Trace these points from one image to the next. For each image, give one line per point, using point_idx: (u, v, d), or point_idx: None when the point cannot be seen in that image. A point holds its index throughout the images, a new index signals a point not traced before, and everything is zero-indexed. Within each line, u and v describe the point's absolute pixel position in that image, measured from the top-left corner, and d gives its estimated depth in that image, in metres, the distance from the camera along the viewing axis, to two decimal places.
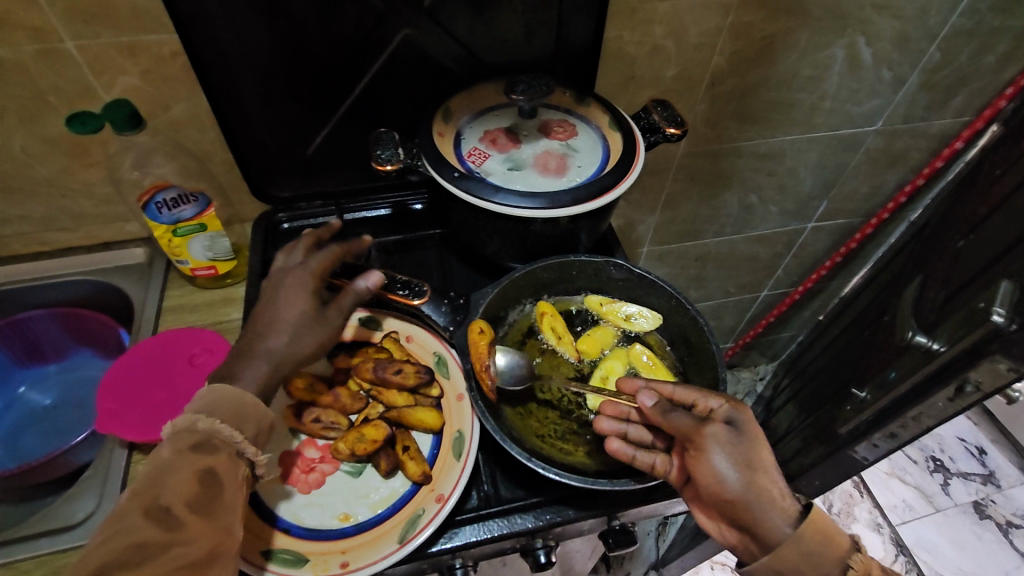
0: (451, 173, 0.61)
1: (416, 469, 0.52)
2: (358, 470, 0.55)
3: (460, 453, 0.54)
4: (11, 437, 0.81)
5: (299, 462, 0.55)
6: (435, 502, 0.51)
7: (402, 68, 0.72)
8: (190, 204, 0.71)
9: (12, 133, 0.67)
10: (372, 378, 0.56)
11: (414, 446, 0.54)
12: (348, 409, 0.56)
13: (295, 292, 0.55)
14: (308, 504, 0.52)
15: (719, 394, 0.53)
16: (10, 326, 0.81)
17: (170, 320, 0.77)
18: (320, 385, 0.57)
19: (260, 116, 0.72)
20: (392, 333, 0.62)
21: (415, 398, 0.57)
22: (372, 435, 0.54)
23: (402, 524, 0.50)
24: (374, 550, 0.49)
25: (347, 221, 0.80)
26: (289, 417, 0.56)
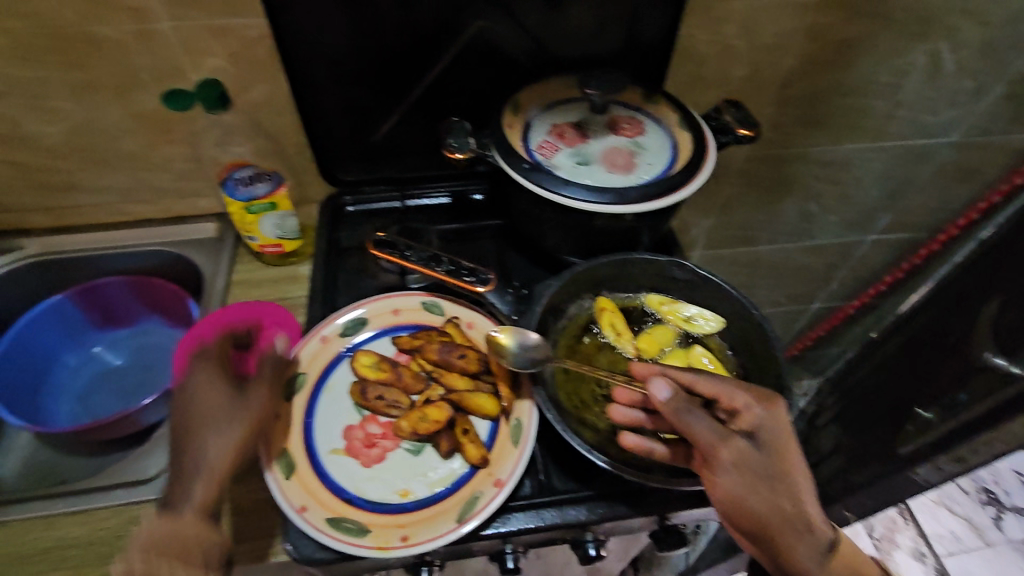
0: (521, 165, 0.62)
1: (475, 452, 0.54)
2: (418, 449, 0.56)
3: (518, 440, 0.55)
4: (85, 395, 0.87)
5: (362, 437, 0.57)
6: (493, 485, 0.52)
7: (473, 60, 0.73)
8: (264, 182, 0.75)
9: (107, 107, 0.71)
10: (437, 359, 0.59)
11: (473, 430, 0.56)
12: (410, 389, 0.59)
13: (206, 385, 0.53)
14: (370, 478, 0.54)
15: (749, 395, 0.51)
16: (89, 291, 0.85)
17: (238, 293, 0.80)
18: (384, 363, 0.60)
19: (333, 100, 0.74)
20: (454, 319, 0.63)
21: (474, 381, 0.58)
22: (434, 415, 0.56)
23: (462, 504, 0.52)
24: (434, 527, 0.50)
25: (409, 208, 0.81)
26: (354, 393, 0.58)
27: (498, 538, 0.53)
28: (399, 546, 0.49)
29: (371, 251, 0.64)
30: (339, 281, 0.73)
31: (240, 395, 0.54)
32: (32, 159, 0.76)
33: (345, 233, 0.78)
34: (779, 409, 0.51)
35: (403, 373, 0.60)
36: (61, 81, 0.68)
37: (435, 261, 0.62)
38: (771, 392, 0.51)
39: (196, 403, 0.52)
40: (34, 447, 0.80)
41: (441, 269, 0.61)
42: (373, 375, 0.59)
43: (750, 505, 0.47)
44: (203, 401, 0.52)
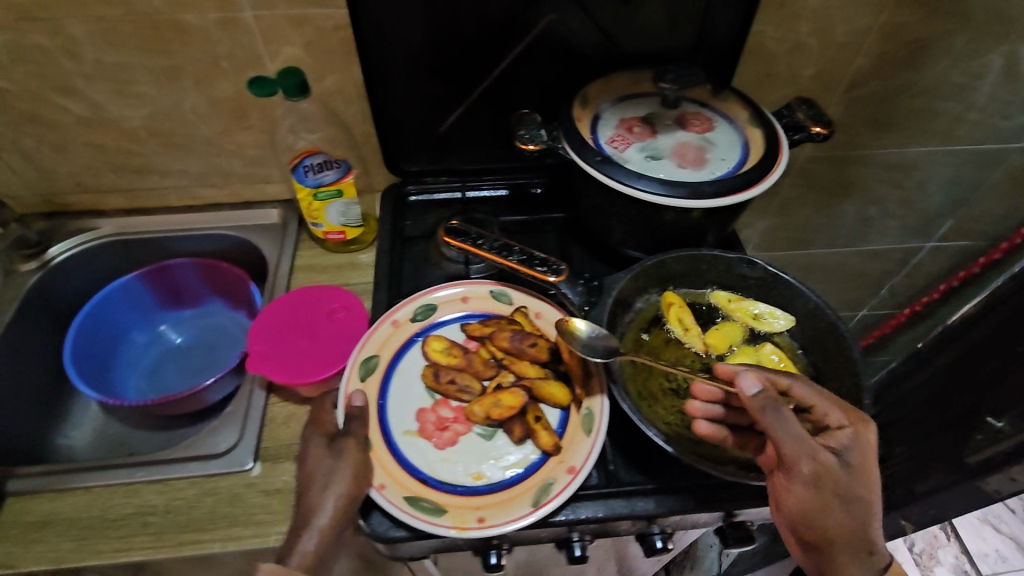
0: (594, 157, 0.62)
1: (547, 439, 0.55)
2: (490, 434, 0.57)
3: (590, 429, 0.56)
4: (151, 371, 0.90)
5: (434, 419, 0.58)
6: (566, 473, 0.53)
7: (542, 53, 0.73)
8: (333, 170, 0.76)
9: (187, 93, 0.74)
10: (507, 346, 0.61)
11: (545, 418, 0.57)
12: (481, 374, 0.60)
13: (317, 446, 0.53)
14: (443, 460, 0.55)
15: (848, 415, 0.49)
16: (160, 271, 0.88)
17: (302, 278, 0.82)
18: (455, 349, 0.62)
19: (403, 91, 0.75)
20: (522, 307, 0.65)
21: (545, 370, 0.60)
22: (508, 401, 0.57)
23: (536, 490, 0.53)
24: (508, 511, 0.51)
25: (470, 199, 0.83)
26: (427, 376, 0.60)
27: (566, 525, 0.54)
28: (475, 527, 0.50)
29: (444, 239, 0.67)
30: (404, 269, 0.75)
31: (338, 449, 0.52)
32: (114, 142, 0.79)
33: (408, 222, 0.80)
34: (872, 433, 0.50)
35: (474, 360, 0.61)
36: (146, 66, 0.71)
37: (507, 250, 0.63)
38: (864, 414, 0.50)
39: (308, 460, 0.52)
40: (104, 419, 0.83)
41: (513, 259, 0.62)
42: (445, 360, 0.61)
43: (823, 521, 0.47)
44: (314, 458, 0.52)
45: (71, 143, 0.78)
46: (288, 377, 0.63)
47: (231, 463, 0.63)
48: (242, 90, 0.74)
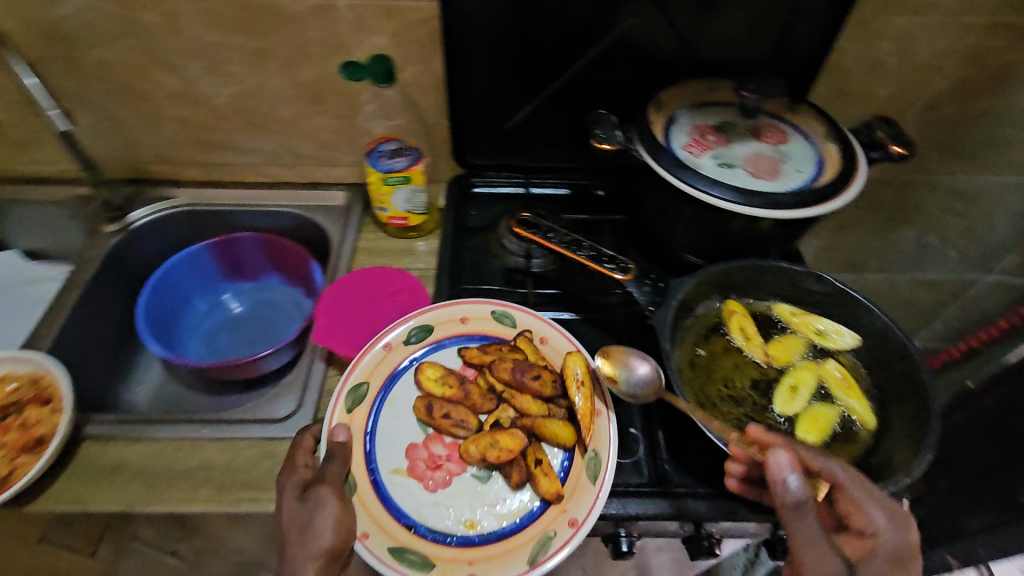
0: (668, 160, 0.63)
1: (548, 487, 0.54)
2: (485, 477, 0.57)
3: (595, 476, 0.55)
4: (209, 337, 0.93)
5: (426, 457, 0.58)
6: (569, 525, 0.52)
7: (617, 57, 0.74)
8: (404, 157, 0.78)
9: (274, 74, 0.77)
10: (509, 378, 0.60)
11: (546, 462, 0.56)
12: (478, 408, 0.60)
13: (291, 498, 0.50)
14: (434, 504, 0.55)
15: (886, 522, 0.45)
16: (226, 242, 0.92)
17: (362, 259, 0.85)
18: (451, 379, 0.62)
19: (477, 85, 0.77)
20: (526, 332, 0.65)
21: (548, 406, 0.59)
22: (508, 444, 0.56)
23: (532, 546, 0.52)
24: (502, 569, 0.51)
25: (532, 194, 0.85)
26: (420, 409, 0.60)
27: (610, 519, 0.55)
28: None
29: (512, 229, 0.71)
30: (465, 257, 0.76)
31: (316, 499, 0.49)
32: (200, 116, 0.83)
33: (470, 213, 0.82)
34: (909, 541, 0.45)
35: (471, 392, 0.61)
36: (240, 47, 0.74)
37: (576, 245, 0.65)
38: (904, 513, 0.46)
39: (285, 515, 0.49)
40: (165, 378, 0.87)
41: (582, 254, 0.63)
42: (439, 391, 0.61)
43: None
44: (291, 514, 0.49)
45: (160, 115, 0.82)
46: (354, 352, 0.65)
47: (288, 430, 0.65)
48: (325, 75, 0.77)
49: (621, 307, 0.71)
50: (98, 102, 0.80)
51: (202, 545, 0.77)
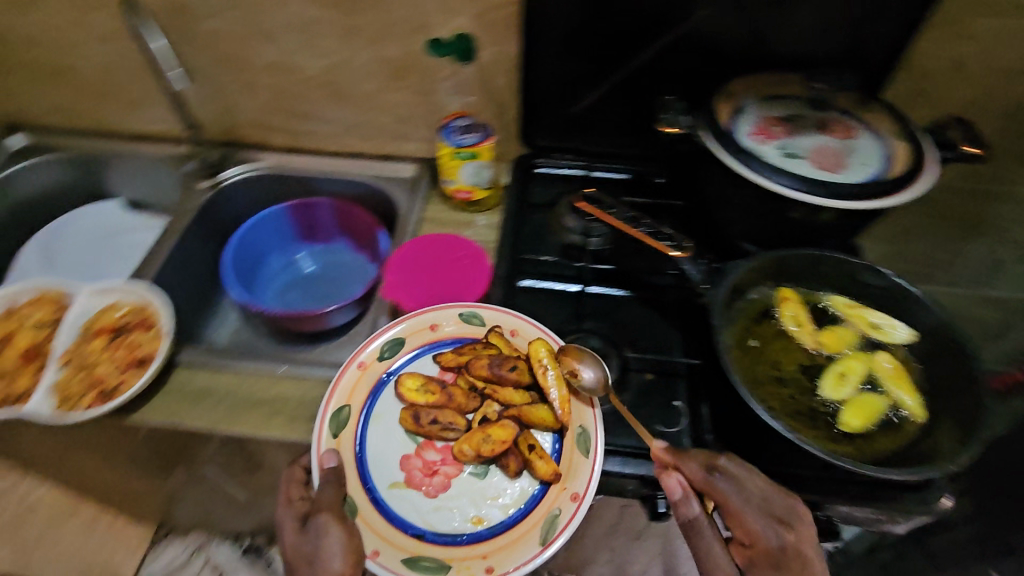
0: (733, 146, 0.64)
1: (546, 469, 0.58)
2: (483, 472, 0.61)
3: (587, 450, 0.59)
4: (283, 292, 1.02)
5: (421, 465, 0.61)
6: (571, 501, 0.57)
7: (687, 47, 0.76)
8: (475, 133, 0.83)
9: (361, 50, 0.83)
10: (487, 375, 0.62)
11: (538, 446, 0.60)
12: (464, 408, 0.62)
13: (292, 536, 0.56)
14: (437, 508, 0.59)
15: (780, 535, 0.52)
16: (303, 206, 0.99)
17: (427, 228, 0.90)
18: (431, 385, 0.63)
19: (550, 69, 0.81)
20: (496, 327, 0.66)
21: (530, 394, 0.63)
22: (499, 435, 0.59)
23: (542, 525, 0.56)
24: (515, 554, 0.55)
25: (593, 178, 0.88)
26: (407, 420, 0.62)
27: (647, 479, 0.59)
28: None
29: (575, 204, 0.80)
30: (525, 232, 0.80)
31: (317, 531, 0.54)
32: (290, 86, 0.89)
33: (532, 191, 0.86)
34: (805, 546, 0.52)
35: (453, 394, 0.63)
36: (334, 23, 0.80)
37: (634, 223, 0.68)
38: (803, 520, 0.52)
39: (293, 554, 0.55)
40: (242, 324, 0.96)
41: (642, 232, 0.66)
42: (423, 399, 0.62)
43: None
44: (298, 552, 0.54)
45: (256, 84, 0.89)
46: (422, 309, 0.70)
47: None
48: (407, 53, 0.82)
49: (674, 288, 0.73)
50: (203, 69, 0.88)
51: (267, 474, 0.85)
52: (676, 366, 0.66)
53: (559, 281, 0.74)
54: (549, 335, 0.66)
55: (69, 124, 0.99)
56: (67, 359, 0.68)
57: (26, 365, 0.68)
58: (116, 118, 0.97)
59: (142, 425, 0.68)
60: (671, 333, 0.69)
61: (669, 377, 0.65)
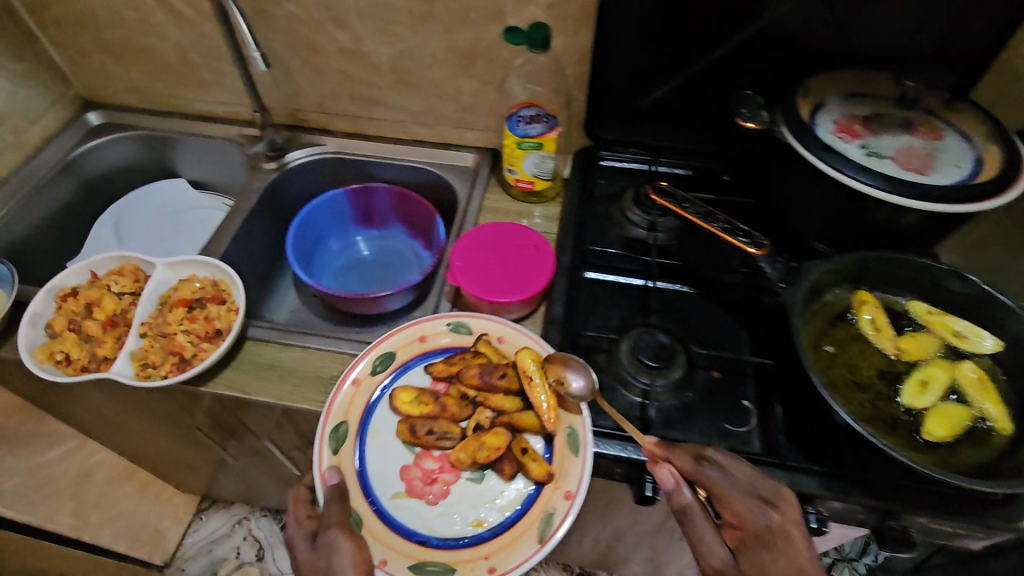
0: (816, 146, 0.63)
1: (538, 471, 0.61)
2: (480, 477, 0.64)
3: (576, 450, 0.61)
4: (340, 274, 1.03)
5: (421, 474, 0.64)
6: (564, 498, 0.59)
7: (765, 41, 0.74)
8: (541, 124, 0.83)
9: (432, 38, 0.83)
10: (479, 384, 0.65)
11: (530, 449, 0.63)
12: (458, 417, 0.66)
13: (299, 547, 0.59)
14: (439, 515, 0.61)
15: (769, 515, 0.52)
16: (363, 190, 1.01)
17: (487, 216, 0.90)
18: (425, 397, 0.66)
19: (621, 62, 0.80)
20: (483, 335, 0.68)
21: (519, 399, 0.65)
22: (493, 442, 0.62)
23: (537, 525, 0.59)
24: (516, 553, 0.58)
25: (656, 173, 0.87)
26: (403, 432, 0.64)
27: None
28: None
29: (653, 198, 0.74)
30: (589, 224, 0.80)
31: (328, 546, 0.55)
32: (357, 72, 0.90)
33: (595, 184, 0.85)
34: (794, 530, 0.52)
35: (447, 404, 0.66)
36: (409, 10, 0.81)
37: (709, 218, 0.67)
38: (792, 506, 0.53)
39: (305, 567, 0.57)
40: (300, 304, 0.98)
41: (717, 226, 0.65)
42: (418, 411, 0.65)
43: None
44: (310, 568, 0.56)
45: (324, 69, 0.91)
46: (485, 296, 0.71)
47: None
48: (478, 41, 0.82)
49: (741, 286, 0.72)
50: (275, 53, 0.90)
51: None
52: (744, 365, 0.65)
53: (622, 273, 0.73)
54: (538, 341, 0.67)
55: (142, 102, 1.02)
56: (146, 329, 0.71)
57: (110, 333, 0.71)
58: (188, 99, 0.99)
59: (216, 393, 0.70)
60: (738, 331, 0.68)
61: (736, 376, 0.65)
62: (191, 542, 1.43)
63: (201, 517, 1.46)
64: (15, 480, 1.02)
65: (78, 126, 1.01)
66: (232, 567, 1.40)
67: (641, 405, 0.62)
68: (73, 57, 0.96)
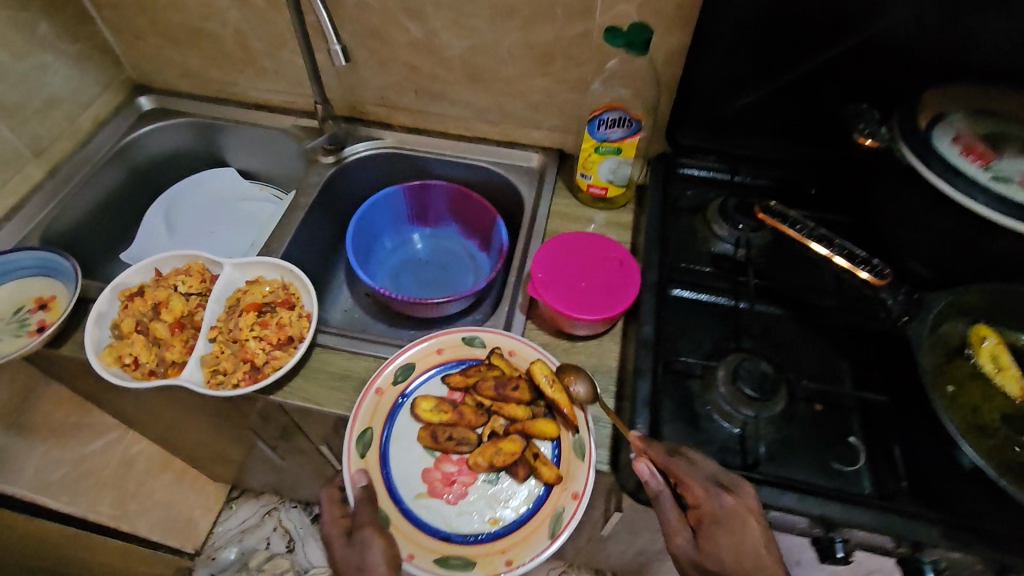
0: (942, 168, 0.57)
1: (549, 473, 0.61)
2: (494, 479, 0.63)
3: (583, 453, 0.62)
4: (394, 274, 0.99)
5: (440, 476, 0.63)
6: (571, 499, 0.59)
7: (878, 51, 0.68)
8: (622, 128, 0.77)
9: (510, 33, 0.79)
10: (494, 395, 0.65)
11: (542, 453, 0.63)
12: (474, 424, 0.65)
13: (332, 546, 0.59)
14: (459, 513, 0.61)
15: (716, 495, 0.52)
16: (420, 187, 0.96)
17: (556, 222, 0.86)
18: (444, 405, 0.65)
19: (713, 66, 0.74)
20: (496, 348, 0.68)
21: (531, 408, 0.65)
22: (509, 448, 0.62)
23: (549, 521, 0.59)
24: (531, 547, 0.58)
25: (738, 184, 0.82)
26: (425, 438, 0.64)
27: (820, 520, 0.54)
28: (505, 571, 0.57)
29: (757, 216, 0.71)
30: (673, 236, 0.76)
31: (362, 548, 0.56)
32: (426, 65, 0.86)
33: (674, 193, 0.81)
34: (747, 511, 0.52)
35: (465, 412, 0.65)
36: (489, 4, 0.76)
37: (824, 241, 0.65)
38: (747, 494, 0.53)
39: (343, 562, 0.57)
40: (353, 304, 0.95)
41: (834, 250, 0.64)
42: (438, 418, 0.64)
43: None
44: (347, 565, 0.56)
45: (391, 60, 0.86)
46: (569, 312, 0.67)
47: None
48: (559, 38, 0.78)
49: (838, 310, 0.68)
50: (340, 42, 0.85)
51: None
52: (848, 400, 0.62)
53: (711, 293, 0.69)
54: (547, 355, 0.68)
55: (195, 88, 0.98)
56: (217, 333, 0.70)
57: (178, 335, 0.70)
58: (244, 86, 0.95)
59: (286, 404, 0.68)
60: (838, 363, 0.65)
61: (839, 410, 0.62)
62: (222, 530, 1.33)
63: (231, 506, 1.36)
64: (60, 472, 1.00)
65: (130, 111, 0.98)
66: (263, 559, 1.29)
67: (740, 437, 0.60)
68: (129, 40, 0.92)
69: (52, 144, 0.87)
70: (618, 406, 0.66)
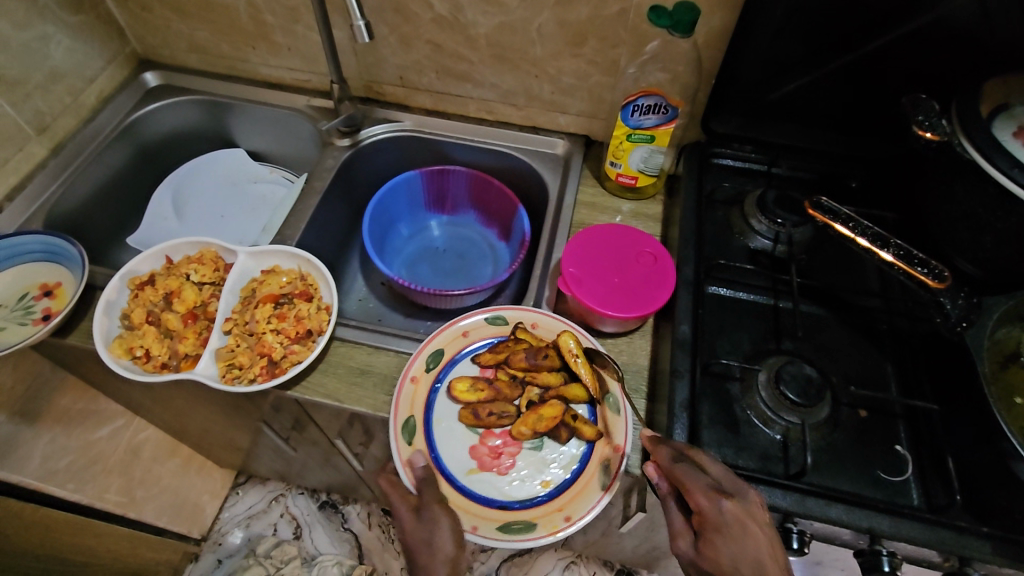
0: (1009, 165, 0.52)
1: (590, 430, 0.59)
2: (540, 445, 0.60)
3: (618, 408, 0.60)
4: (410, 263, 0.96)
5: (488, 449, 0.60)
6: (615, 451, 0.58)
7: (940, 35, 0.64)
8: (657, 115, 0.73)
9: (542, 11, 0.74)
10: (525, 366, 0.63)
11: (580, 413, 0.61)
12: (510, 396, 0.62)
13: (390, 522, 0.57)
14: (512, 481, 0.58)
15: (713, 497, 0.49)
16: (438, 172, 0.93)
17: (583, 212, 0.82)
18: (479, 383, 0.62)
19: (758, 49, 0.70)
20: (519, 323, 0.66)
21: (562, 374, 0.63)
22: (549, 412, 0.60)
23: (597, 474, 0.57)
24: (586, 499, 0.56)
25: (776, 174, 0.78)
26: (465, 416, 0.61)
27: (868, 532, 0.52)
28: (566, 527, 0.55)
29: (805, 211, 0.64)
30: (709, 229, 0.73)
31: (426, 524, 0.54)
32: (451, 43, 0.81)
33: (710, 182, 0.77)
34: (746, 518, 0.48)
35: (500, 386, 0.63)
36: None
37: (882, 243, 0.59)
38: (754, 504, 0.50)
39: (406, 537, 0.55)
40: (368, 293, 0.91)
41: (890, 252, 0.58)
42: (473, 398, 0.61)
43: None
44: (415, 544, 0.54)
45: (413, 38, 0.82)
46: (602, 309, 0.64)
47: None
48: (595, 18, 0.73)
49: (883, 312, 0.66)
50: None
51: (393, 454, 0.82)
52: (894, 406, 0.60)
53: (750, 291, 0.67)
54: (575, 327, 0.65)
55: (206, 64, 0.94)
56: (231, 326, 0.66)
57: (191, 327, 0.67)
58: (256, 63, 0.91)
59: (303, 399, 0.65)
60: (883, 367, 0.63)
61: (886, 417, 0.59)
62: (228, 516, 1.31)
63: (238, 492, 1.34)
64: (67, 459, 0.97)
65: (136, 87, 0.93)
66: (270, 545, 1.27)
67: (783, 443, 0.57)
68: (135, 11, 0.87)
69: (54, 121, 0.83)
70: (651, 407, 0.64)
